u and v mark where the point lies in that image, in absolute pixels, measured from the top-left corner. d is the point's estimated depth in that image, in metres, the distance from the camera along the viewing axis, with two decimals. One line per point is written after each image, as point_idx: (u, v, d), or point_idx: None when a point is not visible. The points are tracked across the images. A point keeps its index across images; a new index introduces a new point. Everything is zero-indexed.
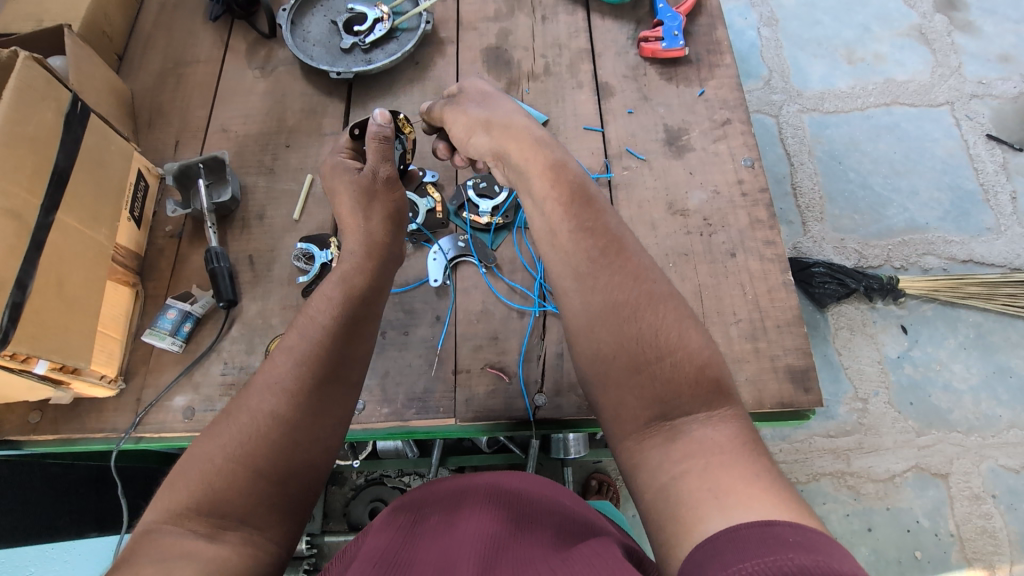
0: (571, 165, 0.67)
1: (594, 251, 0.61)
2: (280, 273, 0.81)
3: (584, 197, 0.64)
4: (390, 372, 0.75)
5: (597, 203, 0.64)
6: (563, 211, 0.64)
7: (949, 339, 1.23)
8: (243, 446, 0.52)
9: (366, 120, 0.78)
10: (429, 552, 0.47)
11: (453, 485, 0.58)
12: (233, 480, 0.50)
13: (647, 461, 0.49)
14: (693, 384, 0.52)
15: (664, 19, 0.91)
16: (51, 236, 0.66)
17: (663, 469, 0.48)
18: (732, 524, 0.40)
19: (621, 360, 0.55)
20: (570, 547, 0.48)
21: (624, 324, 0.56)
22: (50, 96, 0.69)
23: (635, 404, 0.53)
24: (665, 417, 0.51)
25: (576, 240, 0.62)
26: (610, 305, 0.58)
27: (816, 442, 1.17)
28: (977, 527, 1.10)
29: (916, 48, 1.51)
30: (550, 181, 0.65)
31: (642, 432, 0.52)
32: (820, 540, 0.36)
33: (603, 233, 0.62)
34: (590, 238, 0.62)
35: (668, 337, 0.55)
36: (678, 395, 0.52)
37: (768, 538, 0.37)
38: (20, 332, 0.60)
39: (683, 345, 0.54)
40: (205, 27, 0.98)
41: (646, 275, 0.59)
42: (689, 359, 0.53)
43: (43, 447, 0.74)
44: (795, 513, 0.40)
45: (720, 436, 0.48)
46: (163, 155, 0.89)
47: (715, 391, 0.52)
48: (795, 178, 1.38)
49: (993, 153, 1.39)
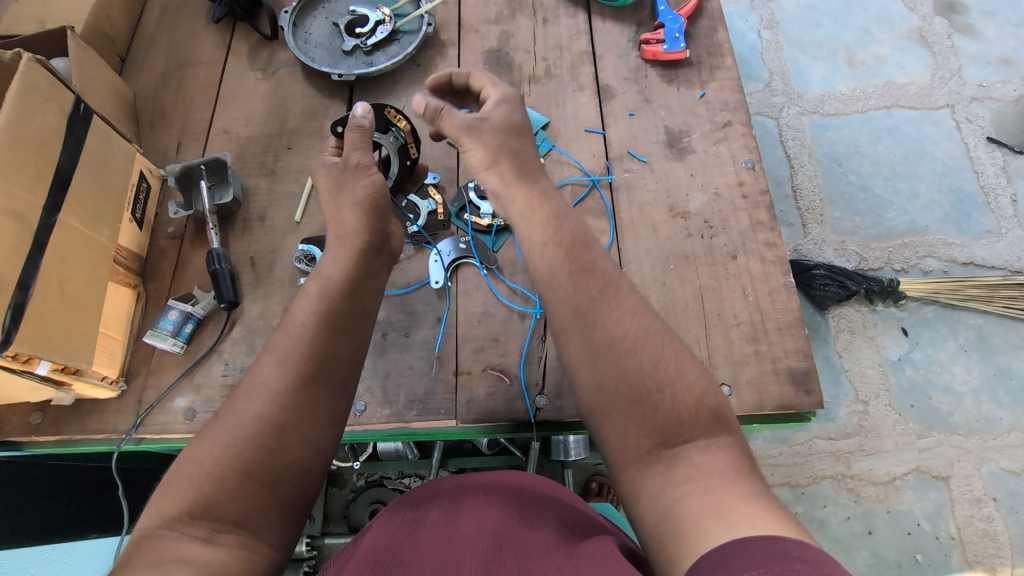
0: (571, 215, 0.67)
1: (592, 290, 0.60)
2: (282, 275, 0.81)
3: (581, 240, 0.64)
4: (391, 374, 0.75)
5: (595, 245, 0.64)
6: (563, 254, 0.63)
7: (950, 342, 1.23)
8: (239, 449, 0.52)
9: (346, 116, 0.79)
10: (431, 551, 0.46)
11: (451, 486, 0.58)
12: (226, 483, 0.51)
13: (647, 487, 0.50)
14: (694, 413, 0.52)
15: (665, 22, 0.92)
16: (53, 237, 0.66)
17: (664, 493, 0.48)
18: (738, 537, 0.40)
19: (621, 393, 0.55)
20: (572, 544, 0.48)
21: (625, 358, 0.56)
22: (53, 97, 0.69)
23: (636, 433, 0.53)
24: (666, 444, 0.51)
25: (575, 281, 0.61)
26: (610, 341, 0.57)
27: (816, 445, 1.17)
28: (978, 530, 1.10)
29: (916, 50, 1.51)
30: (549, 226, 0.65)
31: (642, 461, 0.52)
32: (826, 558, 0.36)
33: (601, 274, 0.62)
34: (589, 278, 0.61)
35: (666, 369, 0.55)
36: (679, 422, 0.52)
37: (773, 552, 0.37)
38: (22, 334, 0.60)
39: (680, 376, 0.54)
40: (207, 29, 0.99)
41: (642, 312, 0.59)
42: (688, 389, 0.54)
43: (44, 448, 0.74)
44: (798, 531, 0.40)
45: (718, 461, 0.49)
46: (164, 157, 0.89)
47: (715, 419, 0.52)
48: (795, 180, 1.39)
49: (993, 155, 1.39)
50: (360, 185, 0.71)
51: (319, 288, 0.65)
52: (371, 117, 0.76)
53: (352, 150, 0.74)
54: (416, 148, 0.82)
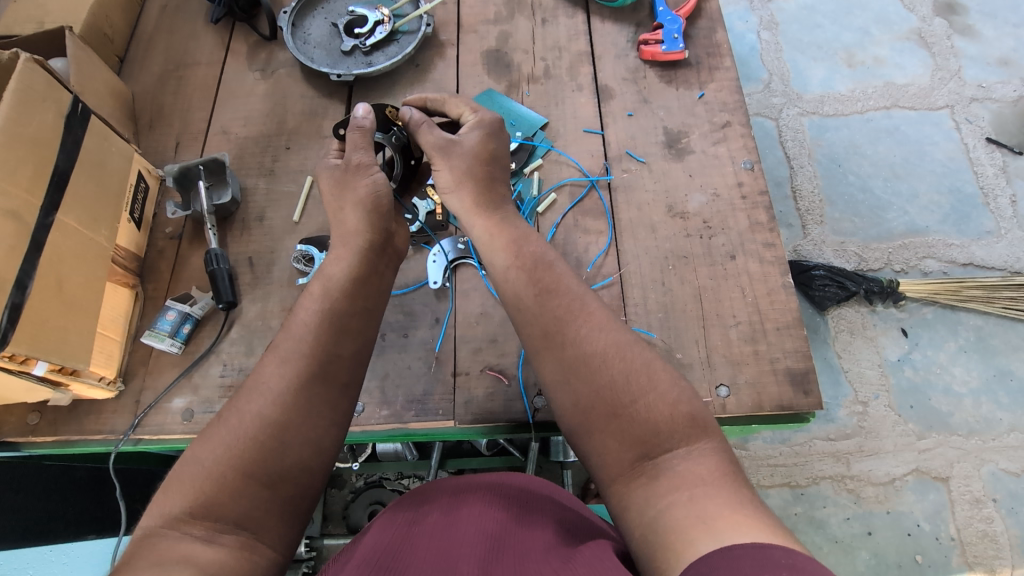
0: (534, 240, 0.69)
1: (557, 309, 0.61)
2: (280, 275, 0.81)
3: (542, 261, 0.66)
4: (390, 374, 0.75)
5: (556, 265, 0.66)
6: (525, 277, 0.64)
7: (949, 343, 1.22)
8: (236, 450, 0.52)
9: (348, 117, 0.78)
10: (428, 552, 0.46)
11: (449, 488, 0.57)
12: (223, 484, 0.50)
13: (632, 500, 0.49)
14: (672, 422, 0.52)
15: (664, 22, 0.92)
16: (51, 237, 0.66)
17: (650, 505, 0.48)
18: (725, 545, 0.40)
19: (598, 408, 0.55)
20: (570, 547, 0.48)
21: (596, 373, 0.56)
22: (51, 97, 0.69)
23: (618, 448, 0.53)
24: (648, 455, 0.51)
25: (539, 301, 0.62)
26: (580, 358, 0.58)
27: (816, 445, 1.17)
28: (978, 531, 1.10)
29: (915, 52, 1.51)
30: (510, 251, 0.67)
31: (628, 474, 0.51)
32: (811, 564, 0.36)
33: (566, 291, 0.63)
34: (552, 298, 0.62)
35: (638, 381, 0.55)
36: (658, 432, 0.52)
37: (760, 559, 0.37)
38: (19, 334, 0.60)
39: (653, 387, 0.55)
40: (206, 29, 0.99)
41: (609, 325, 0.60)
42: (661, 399, 0.54)
43: (43, 448, 0.74)
44: (785, 539, 0.41)
45: (701, 469, 0.49)
46: (163, 157, 0.89)
47: (693, 425, 0.52)
48: (795, 181, 1.39)
49: (993, 156, 1.39)
50: (363, 185, 0.71)
51: (317, 289, 0.65)
52: (372, 118, 0.75)
53: (354, 151, 0.73)
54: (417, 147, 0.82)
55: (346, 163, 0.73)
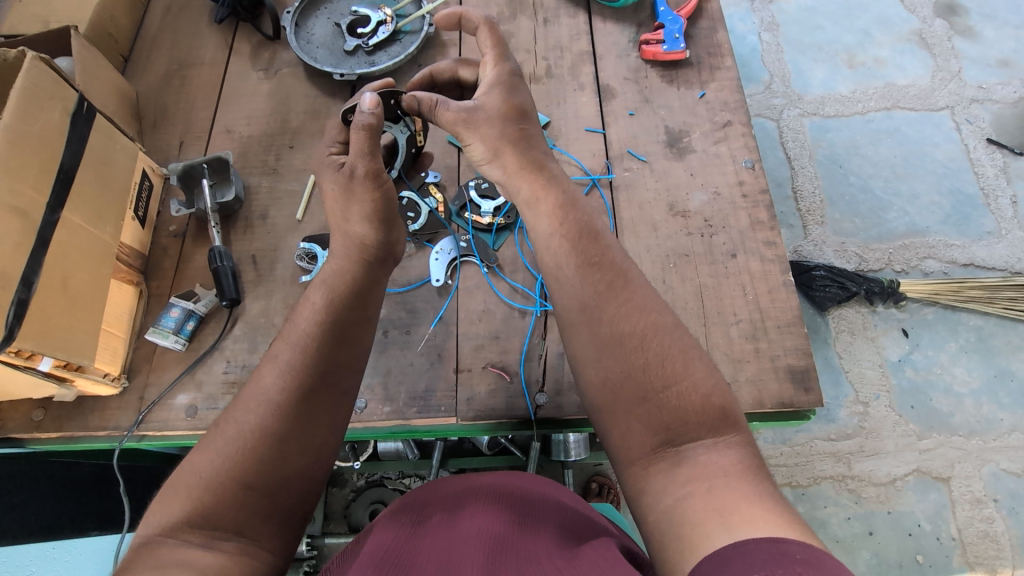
0: (581, 206, 0.68)
1: (600, 284, 0.61)
2: (283, 272, 0.81)
3: (590, 232, 0.65)
4: (392, 371, 0.75)
5: (603, 238, 0.65)
6: (566, 248, 0.64)
7: (950, 343, 1.23)
8: (236, 462, 0.52)
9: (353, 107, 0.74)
10: (432, 547, 0.47)
11: (455, 487, 0.58)
12: (224, 495, 0.50)
13: (650, 485, 0.50)
14: (701, 411, 0.52)
15: (665, 22, 0.92)
16: (56, 234, 0.66)
17: (668, 493, 0.48)
18: (740, 539, 0.40)
19: (628, 389, 0.55)
20: (574, 547, 0.48)
21: (630, 354, 0.57)
22: (57, 96, 0.69)
23: (642, 431, 0.53)
24: (671, 442, 0.51)
25: (582, 274, 0.62)
26: (618, 336, 0.58)
27: (816, 446, 1.17)
28: (979, 531, 1.10)
29: (915, 53, 1.51)
30: (556, 217, 0.67)
31: (648, 458, 0.52)
32: (827, 559, 0.36)
33: (611, 265, 0.62)
34: (597, 271, 0.62)
35: (672, 367, 0.55)
36: (685, 421, 0.52)
37: (776, 554, 0.37)
38: (25, 329, 0.61)
39: (688, 374, 0.54)
40: (210, 29, 0.99)
41: (652, 307, 0.59)
42: (694, 388, 0.54)
43: (46, 445, 0.75)
44: (796, 530, 0.41)
45: (725, 461, 0.48)
46: (166, 156, 0.90)
47: (722, 418, 0.52)
48: (795, 181, 1.39)
49: (993, 157, 1.39)
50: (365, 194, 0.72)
51: (317, 296, 0.65)
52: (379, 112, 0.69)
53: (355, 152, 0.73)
54: (422, 136, 0.83)
55: (351, 169, 0.72)
